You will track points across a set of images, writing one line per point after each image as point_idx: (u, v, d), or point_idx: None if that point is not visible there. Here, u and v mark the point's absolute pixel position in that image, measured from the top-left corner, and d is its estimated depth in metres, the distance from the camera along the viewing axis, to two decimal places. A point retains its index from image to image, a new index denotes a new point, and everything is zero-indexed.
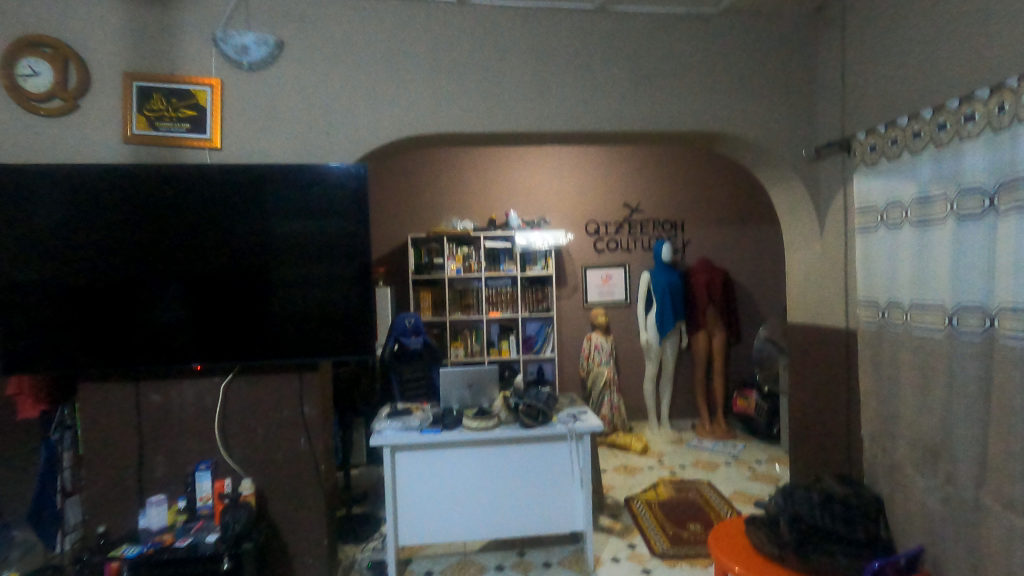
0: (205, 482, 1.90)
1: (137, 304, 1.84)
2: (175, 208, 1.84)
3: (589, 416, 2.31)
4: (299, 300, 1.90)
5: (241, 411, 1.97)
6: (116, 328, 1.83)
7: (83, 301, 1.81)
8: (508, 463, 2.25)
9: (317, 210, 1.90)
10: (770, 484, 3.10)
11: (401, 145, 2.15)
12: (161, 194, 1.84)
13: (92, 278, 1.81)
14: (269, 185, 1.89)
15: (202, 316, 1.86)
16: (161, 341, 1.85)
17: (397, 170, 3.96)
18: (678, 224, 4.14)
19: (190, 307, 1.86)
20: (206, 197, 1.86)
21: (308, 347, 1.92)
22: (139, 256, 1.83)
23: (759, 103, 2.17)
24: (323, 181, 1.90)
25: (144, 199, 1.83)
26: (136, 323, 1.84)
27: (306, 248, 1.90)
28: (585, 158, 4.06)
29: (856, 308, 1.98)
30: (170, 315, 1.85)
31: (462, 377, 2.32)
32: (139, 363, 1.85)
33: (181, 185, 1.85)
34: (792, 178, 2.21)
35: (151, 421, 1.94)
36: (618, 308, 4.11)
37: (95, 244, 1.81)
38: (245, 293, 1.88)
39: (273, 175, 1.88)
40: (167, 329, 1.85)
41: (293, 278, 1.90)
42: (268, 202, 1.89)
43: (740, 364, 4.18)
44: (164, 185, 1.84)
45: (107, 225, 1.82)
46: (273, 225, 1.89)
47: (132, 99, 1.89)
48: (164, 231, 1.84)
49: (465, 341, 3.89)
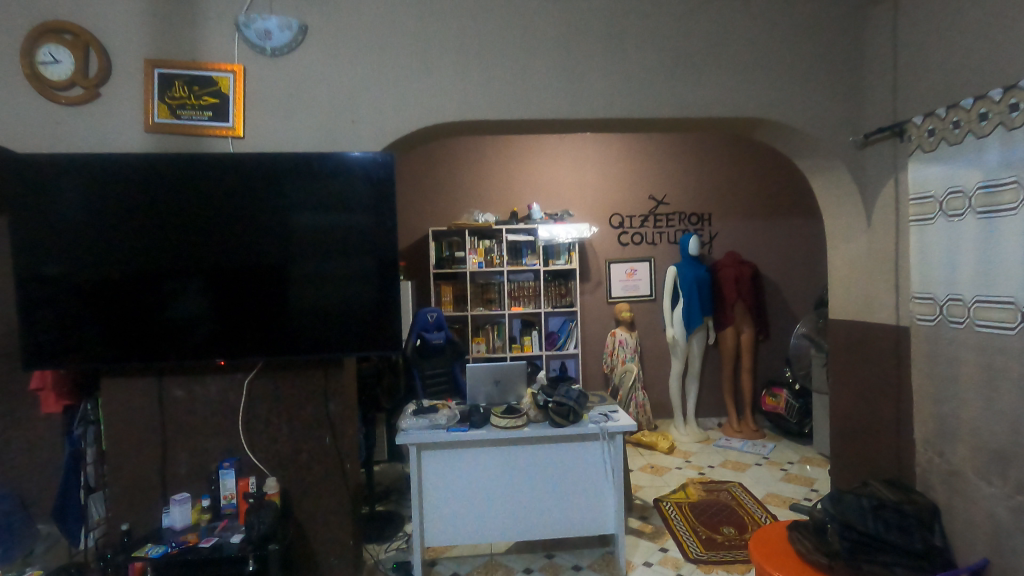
0: (229, 480, 1.86)
1: (165, 297, 1.79)
2: (202, 200, 1.79)
3: (621, 415, 2.22)
4: (325, 295, 1.84)
5: (265, 408, 1.92)
6: (144, 323, 1.79)
7: (111, 295, 1.77)
8: (537, 463, 2.18)
9: (343, 201, 1.84)
10: (804, 485, 2.99)
11: (427, 134, 2.08)
12: (188, 186, 1.79)
13: (120, 272, 1.77)
14: (295, 174, 1.82)
15: (230, 310, 1.81)
16: (188, 336, 1.81)
17: (417, 162, 3.89)
18: (705, 217, 4.02)
19: (218, 301, 1.81)
20: (233, 188, 1.80)
21: (336, 342, 1.86)
22: (166, 249, 1.78)
23: (803, 88, 2.06)
24: (350, 170, 1.83)
25: (170, 190, 1.78)
26: (163, 318, 1.79)
27: (333, 241, 1.84)
28: (610, 149, 3.95)
29: (910, 304, 1.87)
30: (198, 310, 1.80)
31: (490, 374, 2.25)
32: (167, 358, 1.81)
33: (208, 176, 1.79)
34: (838, 167, 2.10)
35: (175, 418, 1.89)
36: (643, 303, 4.00)
37: (122, 238, 1.77)
38: (273, 286, 1.82)
39: (300, 163, 1.82)
40: (194, 324, 1.80)
41: (320, 271, 1.83)
42: (295, 192, 1.82)
43: (769, 362, 4.06)
44: (191, 176, 1.79)
45: (134, 218, 1.77)
46: (299, 216, 1.83)
47: (154, 86, 1.83)
48: (191, 224, 1.79)
49: (487, 337, 3.82)
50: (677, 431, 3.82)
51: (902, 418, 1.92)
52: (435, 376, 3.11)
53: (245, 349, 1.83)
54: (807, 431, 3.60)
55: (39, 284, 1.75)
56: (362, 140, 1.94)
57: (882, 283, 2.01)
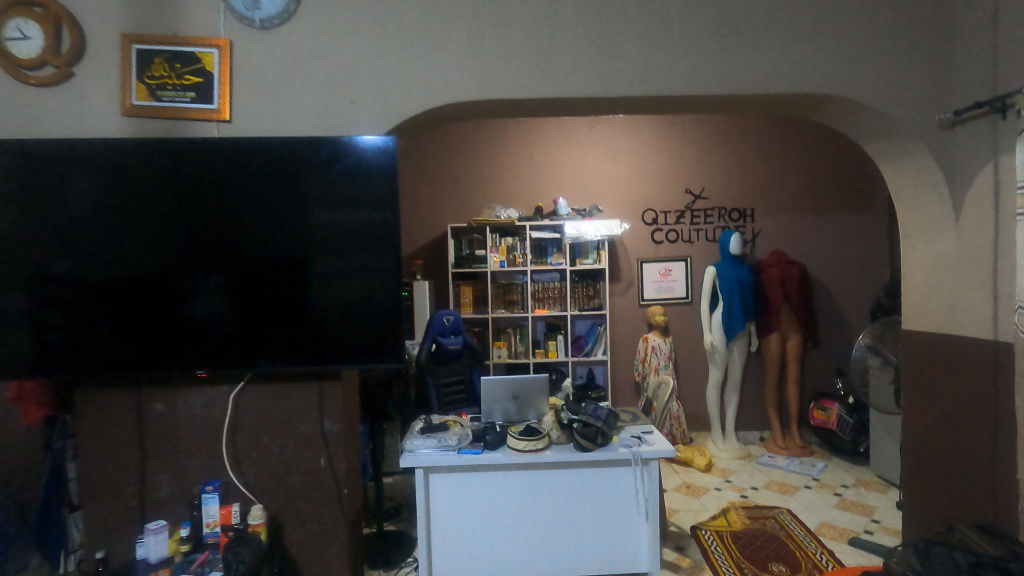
0: (212, 506, 1.65)
1: (173, 297, 1.60)
2: (196, 192, 1.59)
3: (656, 437, 1.95)
4: (342, 299, 1.63)
5: (255, 425, 1.71)
6: (134, 330, 1.60)
7: (96, 300, 1.58)
8: (560, 491, 1.92)
9: (357, 193, 1.63)
10: (864, 515, 2.65)
11: (438, 116, 1.84)
12: (181, 177, 1.59)
13: (108, 274, 1.58)
14: (294, 162, 1.61)
15: (226, 315, 1.61)
16: (196, 342, 1.61)
17: (436, 154, 3.66)
18: (748, 212, 3.68)
19: (214, 305, 1.61)
20: (228, 179, 1.60)
21: (340, 351, 1.64)
22: (158, 248, 1.59)
23: (878, 57, 1.74)
24: (351, 157, 1.61)
25: (161, 181, 1.59)
26: (153, 324, 1.60)
27: (349, 239, 1.63)
28: (644, 139, 3.65)
29: (1014, 315, 1.55)
30: (191, 316, 1.61)
31: (507, 388, 2.00)
32: (157, 369, 1.61)
33: (202, 166, 1.59)
34: (919, 151, 1.78)
35: (155, 434, 1.70)
36: (677, 306, 3.69)
37: (108, 236, 1.58)
38: (272, 289, 1.61)
39: (299, 150, 1.61)
40: (198, 329, 1.61)
41: (323, 271, 1.62)
42: (295, 182, 1.61)
43: (817, 371, 3.71)
44: (182, 165, 1.59)
45: (122, 213, 1.58)
46: (297, 210, 1.61)
47: (131, 64, 1.64)
48: (184, 219, 1.59)
49: (508, 341, 3.57)
50: (714, 446, 3.51)
51: (1000, 453, 1.60)
52: (452, 385, 2.91)
53: (242, 360, 1.62)
54: (862, 450, 3.26)
55: (30, 282, 1.57)
56: (365, 123, 1.71)
57: (974, 289, 1.68)
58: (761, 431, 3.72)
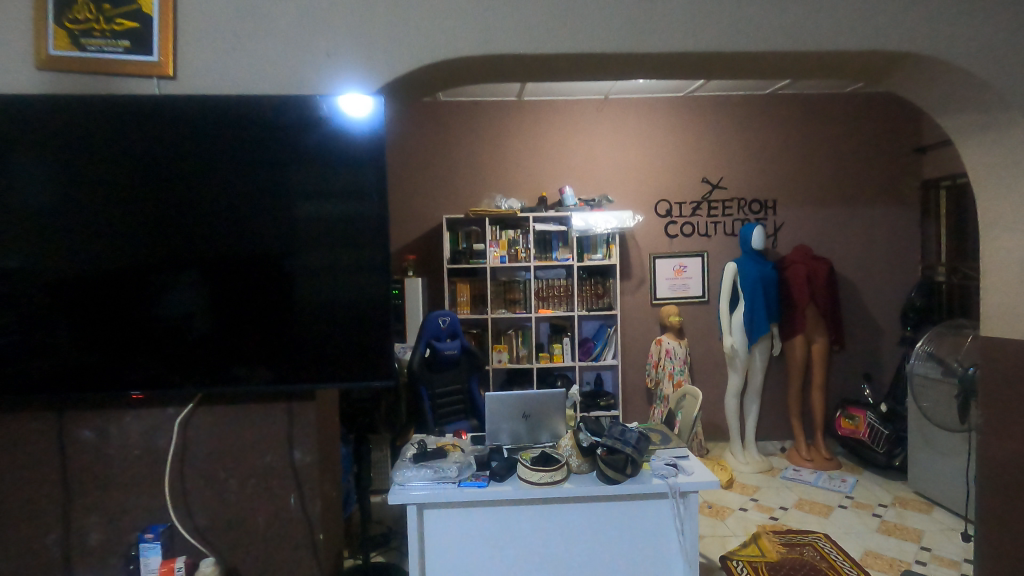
0: (152, 558, 1.35)
1: (129, 292, 1.26)
2: (166, 165, 1.26)
3: (693, 464, 1.65)
4: (334, 300, 1.31)
5: (209, 456, 1.38)
6: (86, 338, 1.26)
7: (38, 299, 1.24)
8: (582, 530, 1.60)
9: (350, 170, 1.30)
10: (914, 542, 2.36)
11: (436, 79, 1.52)
12: (145, 145, 1.25)
13: (53, 266, 1.24)
14: (277, 129, 1.28)
15: (202, 320, 1.28)
16: (156, 350, 1.28)
17: (430, 138, 3.32)
18: (770, 203, 3.39)
19: (187, 308, 1.28)
20: (201, 148, 1.27)
21: (334, 366, 1.32)
22: (118, 234, 1.25)
23: (970, 7, 1.43)
24: (340, 125, 1.29)
25: (120, 149, 1.25)
26: (110, 331, 1.26)
27: (342, 226, 1.30)
28: (658, 123, 3.34)
29: None
30: (159, 320, 1.27)
31: (517, 406, 1.70)
32: (114, 388, 1.27)
33: (172, 130, 1.26)
34: (1016, 124, 1.48)
35: (82, 469, 1.36)
36: (693, 305, 3.39)
37: (51, 217, 1.24)
38: (255, 287, 1.29)
39: (281, 114, 1.28)
40: (161, 334, 1.27)
41: (311, 267, 1.30)
42: (279, 155, 1.29)
43: (843, 376, 3.43)
44: (147, 129, 1.25)
45: (70, 188, 1.24)
46: (278, 190, 1.29)
47: (46, 5, 1.29)
48: (148, 197, 1.26)
49: (509, 344, 3.24)
50: (733, 458, 3.23)
51: None
52: (447, 396, 2.61)
53: (219, 377, 1.30)
54: (899, 463, 2.98)
55: None
56: (352, 83, 1.38)
57: None
58: (783, 441, 3.44)
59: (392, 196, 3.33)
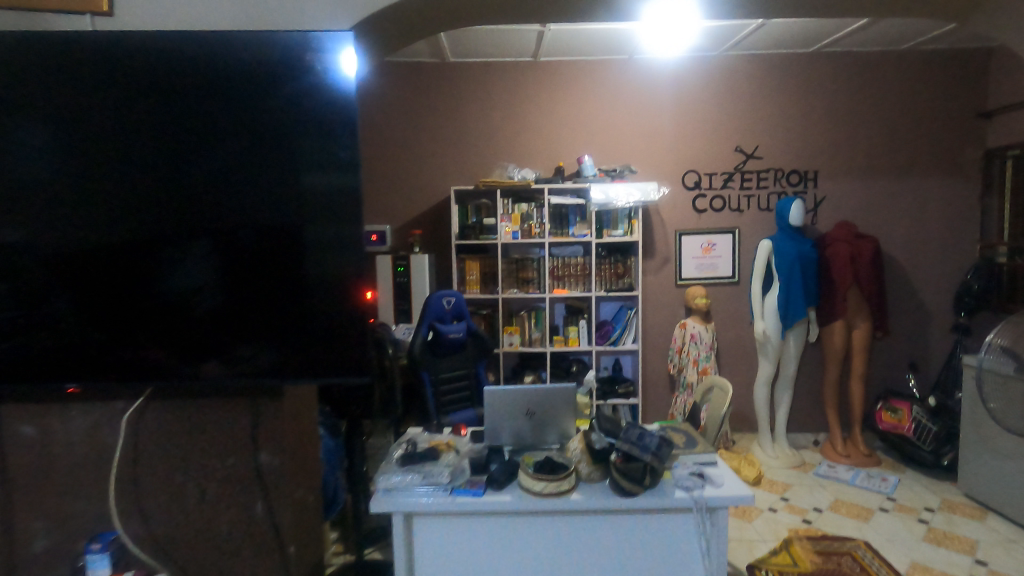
0: (99, 572, 1.17)
1: (97, 260, 1.03)
2: (163, 105, 1.01)
3: (722, 474, 1.43)
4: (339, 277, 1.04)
5: (163, 458, 1.21)
6: (79, 315, 1.03)
7: (26, 266, 1.03)
8: (593, 547, 1.39)
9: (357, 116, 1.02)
10: (967, 555, 2.12)
11: (427, 17, 1.28)
12: (141, 78, 1.01)
13: (39, 227, 1.02)
14: (276, 65, 1.02)
15: (208, 300, 1.04)
16: (131, 333, 1.04)
17: (439, 102, 3.07)
18: (810, 175, 3.08)
19: (191, 284, 1.04)
20: (201, 87, 1.02)
21: (339, 358, 1.06)
22: (104, 188, 1.02)
23: None
24: (327, 67, 1.02)
25: (110, 84, 1.01)
26: (105, 308, 1.04)
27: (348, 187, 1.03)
28: (689, 85, 3.04)
29: None
30: (159, 298, 1.04)
31: (519, 402, 1.49)
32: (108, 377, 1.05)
33: (172, 63, 1.01)
34: None
35: (22, 469, 1.19)
36: (722, 286, 3.12)
37: (32, 167, 1.01)
38: (267, 261, 1.04)
39: (275, 47, 1.02)
40: (136, 313, 1.04)
41: (310, 236, 1.04)
42: (278, 100, 1.02)
43: (885, 365, 3.14)
44: (142, 60, 1.01)
45: (54, 133, 1.01)
46: (285, 142, 1.03)
47: None
48: (144, 145, 1.02)
49: (521, 326, 3.03)
50: (761, 452, 2.99)
51: None
52: (450, 383, 2.43)
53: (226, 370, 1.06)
54: (948, 463, 2.71)
55: None
56: (331, 19, 1.13)
57: None
58: (816, 434, 3.18)
59: (398, 166, 3.11)
